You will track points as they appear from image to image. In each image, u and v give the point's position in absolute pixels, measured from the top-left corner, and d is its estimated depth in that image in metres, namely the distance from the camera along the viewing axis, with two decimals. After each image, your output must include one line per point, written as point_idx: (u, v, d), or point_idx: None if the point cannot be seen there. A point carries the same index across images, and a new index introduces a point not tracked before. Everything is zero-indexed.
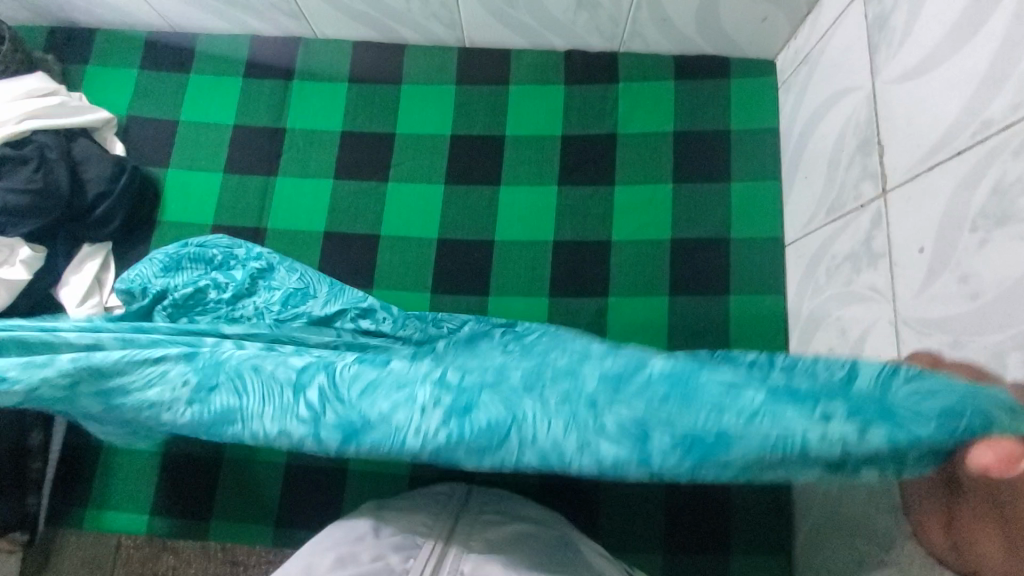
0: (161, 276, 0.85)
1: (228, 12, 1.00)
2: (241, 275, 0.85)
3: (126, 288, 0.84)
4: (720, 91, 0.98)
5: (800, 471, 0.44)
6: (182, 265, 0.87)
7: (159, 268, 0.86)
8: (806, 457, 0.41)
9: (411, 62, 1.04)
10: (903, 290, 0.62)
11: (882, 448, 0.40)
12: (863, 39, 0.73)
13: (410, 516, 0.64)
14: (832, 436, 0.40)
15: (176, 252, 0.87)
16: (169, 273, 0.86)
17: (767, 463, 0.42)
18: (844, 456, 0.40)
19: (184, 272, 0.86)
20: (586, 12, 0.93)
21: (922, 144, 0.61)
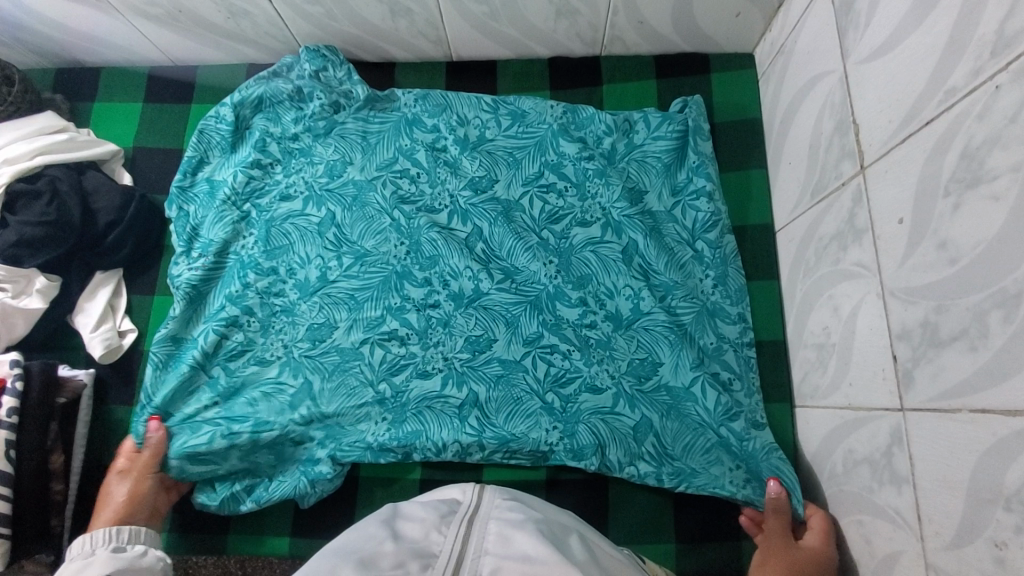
0: (255, 248, 0.92)
1: (223, 42, 1.05)
2: (307, 249, 0.91)
3: (192, 224, 0.95)
4: (703, 86, 1.00)
5: (688, 358, 0.84)
6: (270, 236, 0.92)
7: (256, 242, 0.92)
8: (680, 394, 0.84)
9: (403, 79, 1.08)
10: (886, 263, 0.64)
11: (734, 437, 0.82)
12: (833, 23, 0.75)
13: (427, 518, 0.63)
14: (736, 424, 0.82)
15: (246, 254, 0.92)
16: (260, 245, 0.92)
17: (695, 362, 0.84)
18: (714, 423, 0.82)
19: (266, 242, 0.92)
20: (565, 20, 0.96)
21: (893, 120, 0.63)
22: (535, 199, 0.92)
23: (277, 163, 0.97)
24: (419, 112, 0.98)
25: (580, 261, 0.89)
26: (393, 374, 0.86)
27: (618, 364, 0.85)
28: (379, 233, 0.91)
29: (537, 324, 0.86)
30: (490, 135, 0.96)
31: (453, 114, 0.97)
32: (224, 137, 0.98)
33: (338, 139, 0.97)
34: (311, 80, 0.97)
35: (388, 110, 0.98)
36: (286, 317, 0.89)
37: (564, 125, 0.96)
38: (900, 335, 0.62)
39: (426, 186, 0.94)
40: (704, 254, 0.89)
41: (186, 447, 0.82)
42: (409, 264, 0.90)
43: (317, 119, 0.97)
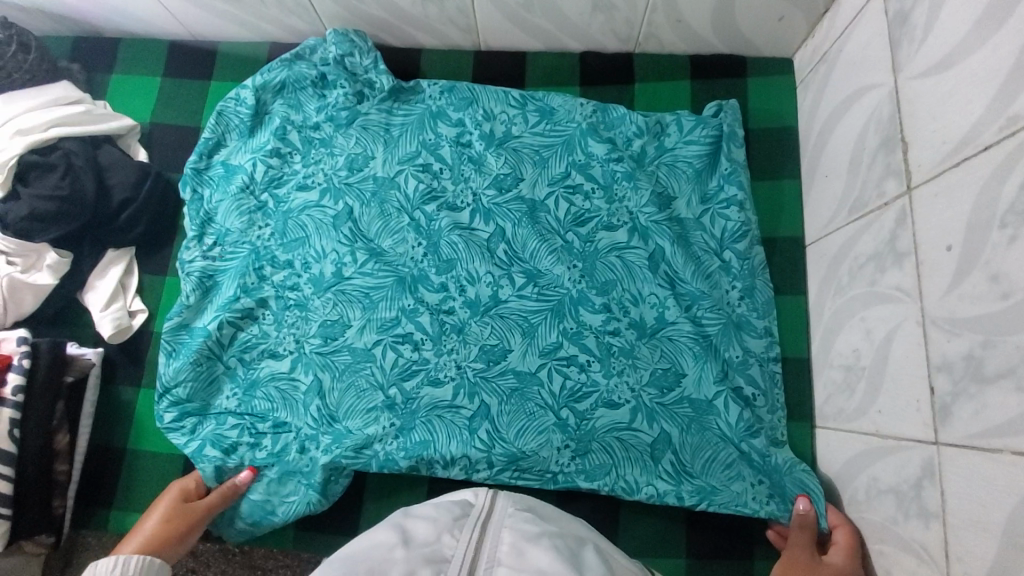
0: (272, 239, 0.90)
1: (247, 19, 1.02)
2: (322, 243, 0.88)
3: (206, 211, 0.93)
4: (738, 90, 0.97)
5: (712, 371, 0.82)
6: (288, 228, 0.90)
7: (273, 234, 0.90)
8: (702, 406, 0.82)
9: (428, 66, 1.04)
10: (930, 291, 0.61)
11: (754, 451, 0.80)
12: (884, 34, 0.71)
13: (438, 519, 0.62)
14: (758, 441, 0.80)
15: (263, 245, 0.90)
16: (278, 237, 0.90)
17: (721, 375, 0.82)
18: (732, 437, 0.81)
19: (284, 236, 0.90)
20: (600, 14, 0.92)
21: (947, 141, 0.60)
22: (560, 201, 0.89)
23: (296, 152, 0.94)
24: (444, 105, 0.95)
25: (605, 268, 0.86)
26: (405, 379, 0.83)
27: (641, 373, 0.82)
28: (398, 231, 0.89)
29: (556, 334, 0.84)
30: (516, 132, 0.93)
31: (479, 108, 0.94)
32: (243, 121, 0.96)
33: (360, 130, 0.94)
34: (336, 66, 0.95)
35: (412, 102, 0.95)
36: (299, 311, 0.87)
37: (593, 124, 0.93)
38: (940, 366, 0.60)
39: (448, 182, 0.91)
40: (732, 264, 0.87)
41: (215, 438, 0.83)
42: (426, 266, 0.87)
43: (338, 108, 0.94)
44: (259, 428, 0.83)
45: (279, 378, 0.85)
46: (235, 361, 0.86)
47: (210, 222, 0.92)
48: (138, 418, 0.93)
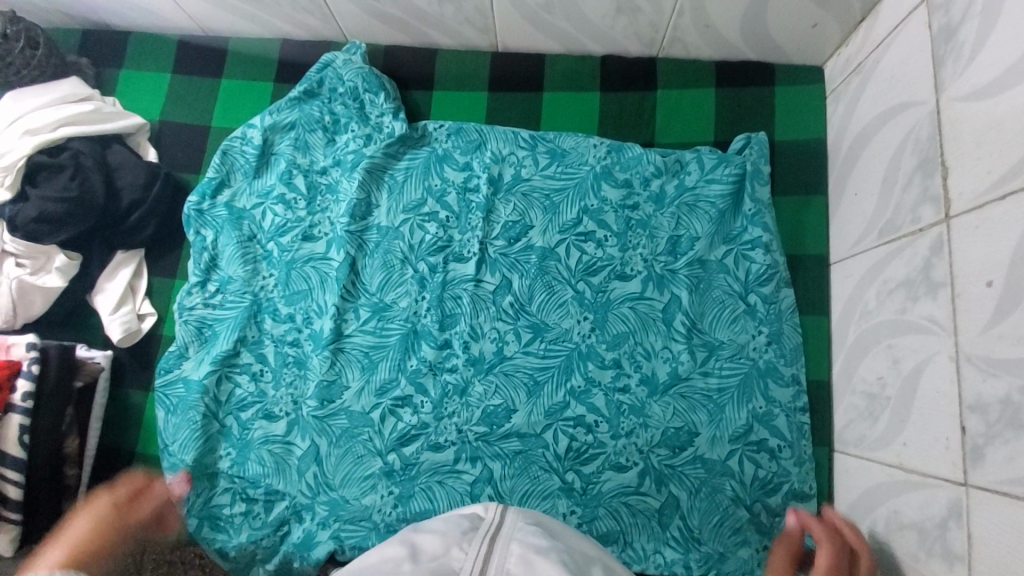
0: (281, 294, 0.94)
1: (258, 14, 1.00)
2: (331, 297, 0.93)
3: (202, 264, 0.95)
4: (765, 98, 0.94)
5: (736, 420, 0.84)
6: (292, 281, 0.94)
7: (279, 286, 0.94)
8: (715, 465, 0.84)
9: (443, 67, 1.01)
10: (966, 327, 0.59)
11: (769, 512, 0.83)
12: (927, 50, 0.67)
13: (447, 532, 0.60)
14: (775, 499, 0.83)
15: (266, 296, 0.94)
16: (285, 291, 0.94)
17: (736, 437, 0.84)
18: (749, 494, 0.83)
19: (286, 291, 0.94)
20: (624, 17, 0.89)
21: (993, 171, 0.56)
22: (571, 250, 0.92)
23: (302, 198, 0.97)
24: (451, 148, 0.97)
25: (617, 324, 0.89)
26: (403, 445, 0.88)
27: (651, 433, 0.85)
28: (405, 282, 0.94)
29: (563, 393, 0.88)
30: (525, 174, 0.95)
31: (487, 152, 0.96)
32: (249, 162, 0.98)
33: (363, 174, 0.95)
34: (349, 108, 0.98)
35: (420, 147, 0.97)
36: (298, 370, 0.92)
37: (608, 166, 0.93)
38: (973, 407, 0.57)
39: (455, 232, 0.94)
40: (757, 308, 0.87)
41: (210, 506, 0.88)
42: (429, 322, 0.92)
43: (346, 152, 0.97)
44: (256, 489, 0.88)
45: (274, 443, 0.89)
46: (232, 415, 0.91)
47: (214, 269, 0.96)
48: (148, 423, 0.93)
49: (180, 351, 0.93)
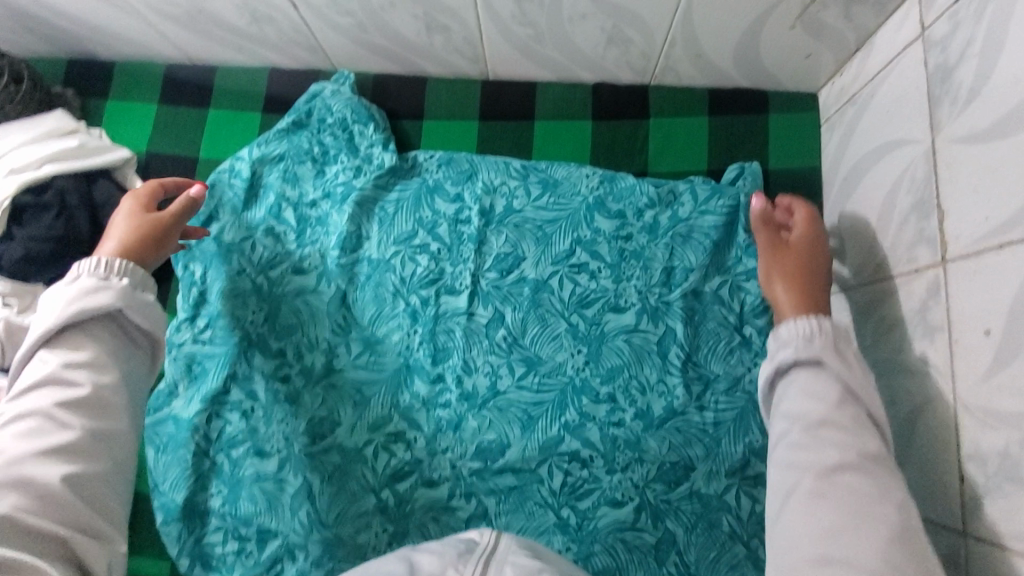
0: (270, 329, 0.92)
1: (246, 45, 0.99)
2: (321, 332, 0.92)
3: (192, 300, 0.94)
4: (758, 126, 0.93)
5: (732, 453, 0.83)
6: (283, 315, 0.93)
7: (269, 321, 0.92)
8: (711, 499, 0.83)
9: (433, 96, 1.01)
10: (964, 374, 0.57)
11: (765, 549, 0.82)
12: (923, 87, 0.66)
13: (445, 552, 0.53)
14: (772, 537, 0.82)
15: (256, 331, 0.93)
16: (275, 326, 0.92)
17: (732, 470, 0.83)
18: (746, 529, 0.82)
19: (277, 326, 0.92)
20: (615, 47, 0.88)
21: (991, 217, 0.55)
22: (564, 282, 0.91)
23: (291, 231, 0.96)
24: (442, 179, 0.95)
25: (611, 356, 0.88)
26: (397, 481, 0.87)
27: (647, 468, 0.84)
28: (397, 316, 0.92)
29: (557, 427, 0.86)
30: (518, 206, 0.93)
31: (478, 182, 0.94)
32: (237, 194, 0.97)
33: (353, 206, 0.94)
34: (340, 140, 0.97)
35: (409, 178, 0.96)
36: (289, 406, 0.90)
37: (600, 196, 0.92)
38: (972, 456, 0.56)
39: (447, 264, 0.93)
40: (752, 341, 0.86)
41: (202, 546, 0.86)
42: (422, 355, 0.90)
43: (335, 184, 0.96)
44: (247, 529, 0.86)
45: (264, 481, 0.87)
46: (221, 453, 0.89)
47: (204, 304, 0.95)
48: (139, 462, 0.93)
49: (170, 388, 0.92)
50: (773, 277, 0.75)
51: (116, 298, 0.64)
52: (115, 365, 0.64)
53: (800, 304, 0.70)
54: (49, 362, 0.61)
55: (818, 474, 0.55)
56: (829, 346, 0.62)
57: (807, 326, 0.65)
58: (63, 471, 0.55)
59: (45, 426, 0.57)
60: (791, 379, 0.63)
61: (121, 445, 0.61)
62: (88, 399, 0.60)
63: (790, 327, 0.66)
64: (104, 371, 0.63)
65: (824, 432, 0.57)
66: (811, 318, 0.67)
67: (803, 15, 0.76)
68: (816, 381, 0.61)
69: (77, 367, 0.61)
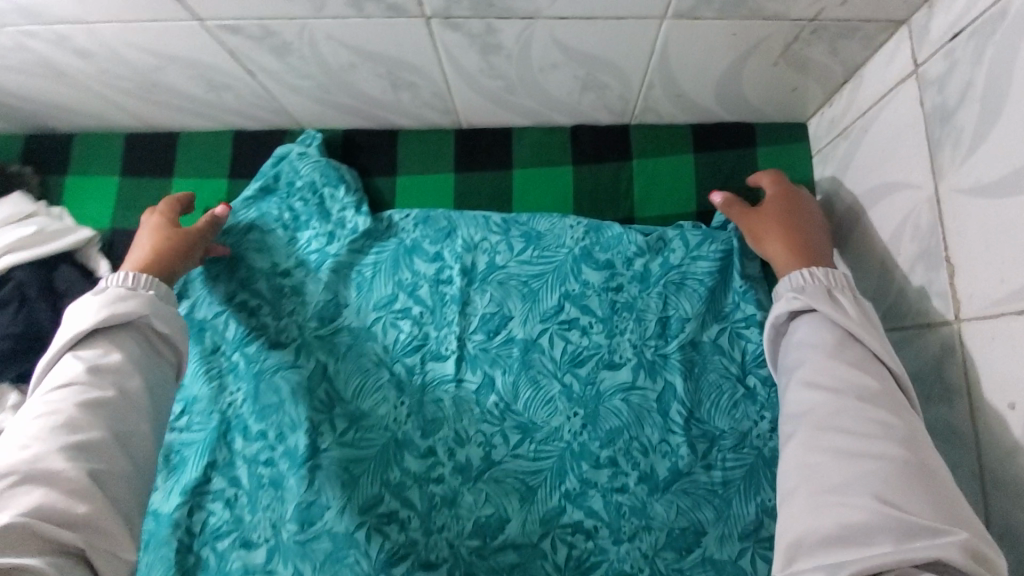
0: (250, 410, 0.87)
1: (207, 111, 0.95)
2: (299, 409, 0.86)
3: None
4: (746, 162, 0.89)
5: (745, 514, 0.78)
6: (261, 392, 0.87)
7: (247, 401, 0.87)
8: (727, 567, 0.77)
9: (406, 150, 0.97)
10: (989, 446, 0.53)
11: None
12: (920, 129, 0.62)
13: None
14: None
15: (235, 413, 0.88)
16: (254, 405, 0.87)
17: (745, 532, 0.77)
18: None
19: (256, 405, 0.87)
20: (591, 92, 0.84)
21: (1007, 279, 0.50)
22: (555, 340, 0.86)
23: (265, 303, 0.91)
24: (419, 238, 0.91)
25: (610, 417, 0.83)
26: (391, 567, 0.79)
27: (655, 535, 0.79)
28: (381, 386, 0.87)
29: (557, 497, 0.81)
30: (501, 262, 0.89)
31: (458, 239, 0.90)
32: (207, 269, 0.92)
33: (330, 274, 0.90)
34: (311, 205, 0.93)
35: (386, 239, 0.92)
36: (274, 491, 0.84)
37: (586, 246, 0.88)
38: (1005, 537, 0.52)
39: (431, 328, 0.88)
40: (757, 392, 0.82)
41: None
42: (410, 428, 0.85)
43: (309, 252, 0.92)
44: None
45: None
46: (205, 548, 0.83)
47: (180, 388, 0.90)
48: None
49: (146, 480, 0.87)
50: (759, 228, 0.74)
51: (142, 305, 0.72)
52: (140, 370, 0.69)
53: (794, 254, 0.69)
54: (77, 365, 0.66)
55: (811, 425, 0.56)
56: (820, 291, 0.62)
57: (802, 276, 0.65)
58: (85, 466, 0.59)
59: (71, 421, 0.62)
60: (792, 331, 0.64)
61: (138, 447, 0.66)
62: (113, 400, 0.65)
63: (784, 280, 0.66)
64: (127, 373, 0.68)
65: (822, 379, 0.57)
66: (808, 264, 0.67)
67: (786, 53, 0.71)
68: (813, 330, 0.61)
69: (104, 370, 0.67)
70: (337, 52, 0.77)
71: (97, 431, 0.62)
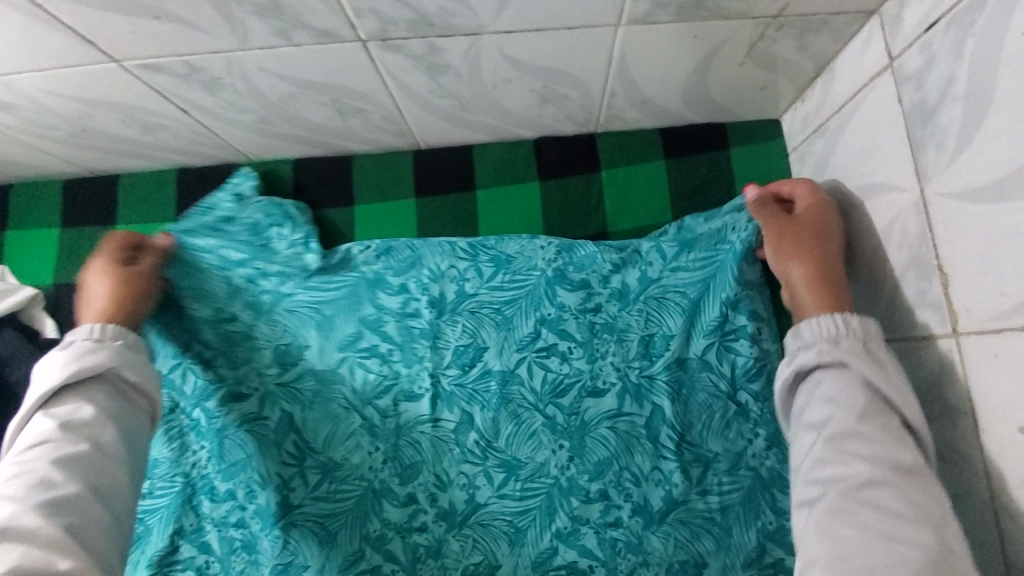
0: (215, 470, 0.81)
1: (146, 152, 0.89)
2: (268, 467, 0.79)
3: None
4: (720, 165, 0.85)
5: (746, 540, 0.74)
6: (225, 451, 0.80)
7: (211, 460, 0.81)
8: None
9: (363, 177, 0.92)
10: (999, 472, 0.49)
11: None
12: (900, 127, 0.57)
13: None
14: None
15: (200, 474, 0.82)
16: (219, 465, 0.80)
17: (748, 561, 0.74)
18: None
19: (222, 465, 0.80)
20: (551, 105, 0.79)
21: (1006, 292, 0.46)
22: (534, 369, 0.81)
23: (217, 354, 0.83)
24: (382, 271, 0.85)
25: (597, 448, 0.78)
26: None
27: (653, 571, 0.75)
28: (352, 433, 0.81)
29: (548, 538, 0.77)
30: (470, 289, 0.84)
31: (423, 269, 0.85)
32: None
33: (286, 315, 0.84)
34: (260, 243, 0.86)
35: (344, 273, 0.85)
36: (248, 555, 0.79)
37: (559, 267, 0.83)
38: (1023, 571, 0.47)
39: (400, 365, 0.83)
40: (751, 409, 0.77)
41: None
42: (387, 476, 0.80)
43: (256, 293, 0.84)
44: None
45: None
46: None
47: None
48: None
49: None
50: (783, 253, 0.65)
51: (111, 356, 0.65)
52: (115, 421, 0.63)
53: (818, 285, 0.61)
54: (46, 423, 0.61)
55: (839, 491, 0.50)
56: (857, 348, 0.55)
57: (830, 322, 0.57)
58: (63, 523, 0.54)
59: (44, 481, 0.56)
60: (816, 383, 0.56)
61: (117, 503, 0.60)
62: (88, 457, 0.60)
63: (813, 324, 0.58)
64: (103, 429, 0.62)
65: (849, 443, 0.52)
66: (831, 307, 0.59)
67: (752, 52, 0.66)
68: (839, 385, 0.54)
69: (75, 428, 0.61)
70: (273, 84, 0.71)
71: (74, 491, 0.57)
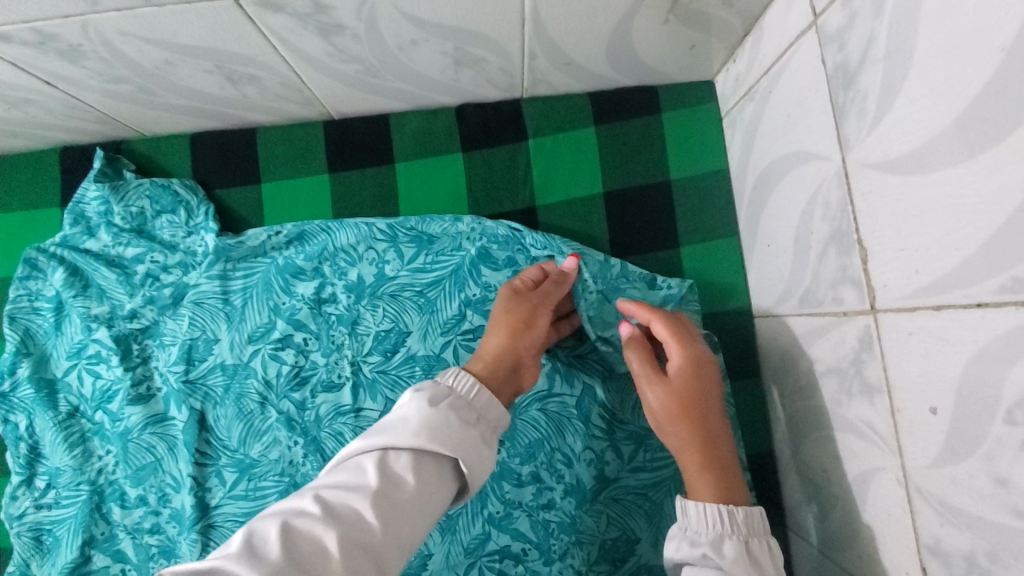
0: (124, 475, 0.77)
1: (17, 130, 0.78)
2: (184, 465, 0.76)
3: (20, 462, 0.78)
4: (653, 130, 0.80)
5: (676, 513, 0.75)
6: (131, 455, 0.76)
7: (118, 464, 0.77)
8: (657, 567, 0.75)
9: (270, 152, 0.84)
10: (910, 452, 0.48)
11: None
12: (825, 91, 0.54)
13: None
14: None
15: (107, 480, 0.77)
16: (127, 470, 0.77)
17: None
18: None
19: (130, 470, 0.77)
20: (468, 69, 0.72)
21: (921, 271, 0.44)
22: (460, 353, 0.76)
23: (115, 353, 0.78)
24: (292, 255, 0.80)
25: (527, 432, 0.76)
26: None
27: (587, 550, 0.74)
28: (269, 429, 0.76)
29: (480, 524, 0.75)
30: (389, 272, 0.78)
31: (338, 252, 0.79)
32: (48, 320, 0.81)
33: (192, 307, 0.79)
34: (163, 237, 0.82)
35: (254, 260, 0.80)
36: (166, 561, 0.75)
37: (483, 244, 0.78)
38: (932, 549, 0.47)
39: (317, 354, 0.77)
40: None
41: None
42: (309, 470, 0.74)
43: (159, 288, 0.80)
44: None
45: None
46: None
47: (40, 461, 0.79)
48: None
49: (19, 570, 0.77)
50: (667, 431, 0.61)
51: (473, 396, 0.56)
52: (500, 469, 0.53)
53: (712, 470, 0.58)
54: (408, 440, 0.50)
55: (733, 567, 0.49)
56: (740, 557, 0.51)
57: (717, 514, 0.54)
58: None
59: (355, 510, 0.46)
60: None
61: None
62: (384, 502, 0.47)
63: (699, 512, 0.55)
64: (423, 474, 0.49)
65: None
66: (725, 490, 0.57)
67: (675, 9, 0.61)
68: None
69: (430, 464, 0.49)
70: (143, 49, 0.62)
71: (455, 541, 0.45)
